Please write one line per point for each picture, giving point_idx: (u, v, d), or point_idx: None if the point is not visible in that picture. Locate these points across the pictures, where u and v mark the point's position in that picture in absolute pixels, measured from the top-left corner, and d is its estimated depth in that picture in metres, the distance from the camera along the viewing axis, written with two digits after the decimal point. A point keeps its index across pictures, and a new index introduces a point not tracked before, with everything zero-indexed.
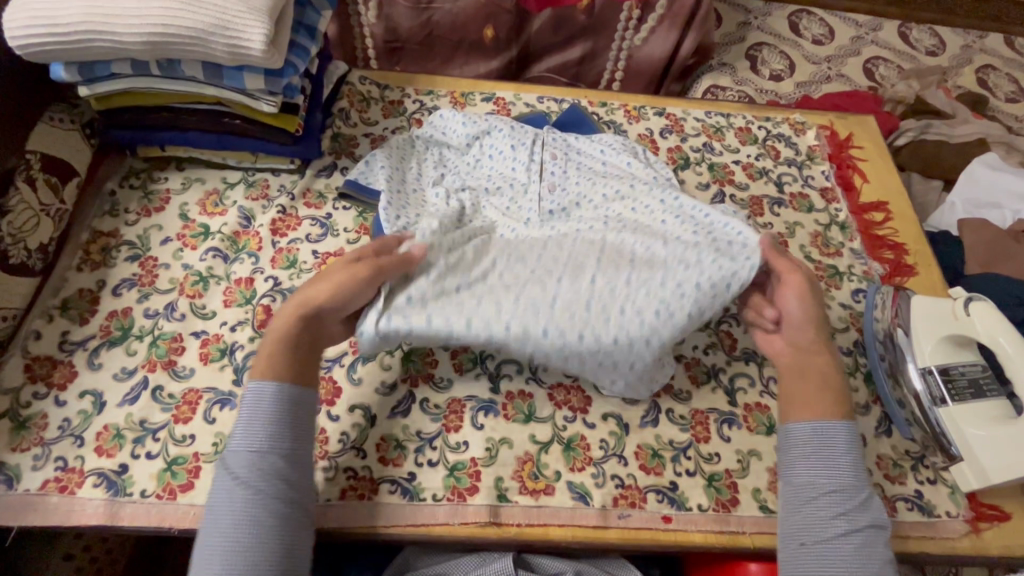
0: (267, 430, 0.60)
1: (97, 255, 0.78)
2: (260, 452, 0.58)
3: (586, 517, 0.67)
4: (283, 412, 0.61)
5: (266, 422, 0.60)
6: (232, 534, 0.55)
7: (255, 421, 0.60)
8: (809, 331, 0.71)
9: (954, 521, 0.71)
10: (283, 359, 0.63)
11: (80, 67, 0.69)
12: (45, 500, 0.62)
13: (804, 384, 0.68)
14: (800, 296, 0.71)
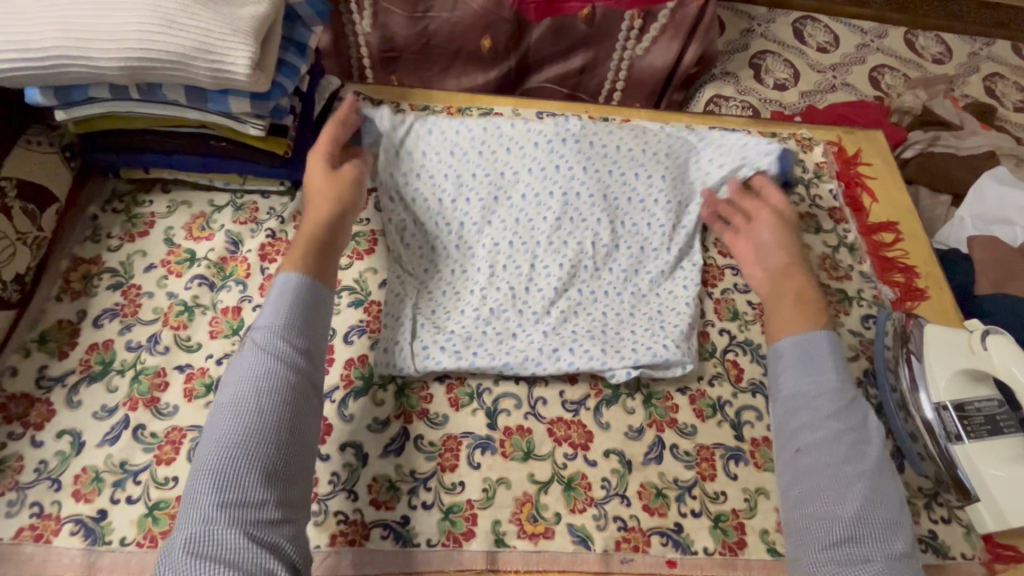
0: (264, 376, 0.56)
1: (78, 284, 0.74)
2: (260, 399, 0.55)
3: (587, 563, 0.64)
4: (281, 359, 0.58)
5: (264, 370, 0.56)
6: (215, 468, 0.50)
7: (254, 369, 0.56)
8: (779, 256, 0.78)
9: (969, 563, 0.68)
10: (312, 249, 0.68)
11: (56, 91, 0.65)
12: (19, 550, 0.59)
13: (795, 303, 0.72)
14: (773, 222, 0.80)
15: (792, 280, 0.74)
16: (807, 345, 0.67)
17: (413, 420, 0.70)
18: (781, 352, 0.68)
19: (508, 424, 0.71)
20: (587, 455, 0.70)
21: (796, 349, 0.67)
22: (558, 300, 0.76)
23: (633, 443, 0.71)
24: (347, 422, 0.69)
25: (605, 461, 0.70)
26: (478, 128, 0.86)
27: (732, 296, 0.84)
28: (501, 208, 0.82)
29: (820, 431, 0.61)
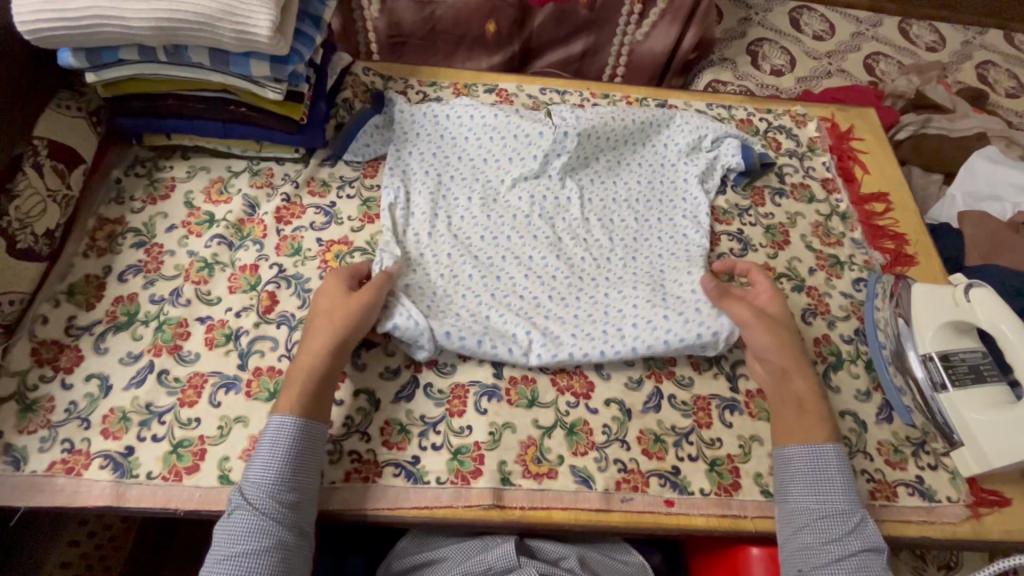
0: (286, 463, 0.60)
1: (103, 241, 0.78)
2: (279, 485, 0.59)
3: (588, 501, 0.67)
4: (303, 445, 0.62)
5: (287, 453, 0.61)
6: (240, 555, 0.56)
7: (276, 449, 0.61)
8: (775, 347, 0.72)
9: (954, 506, 0.71)
10: (299, 395, 0.64)
11: (88, 52, 0.69)
12: (52, 481, 0.62)
13: (799, 415, 0.69)
14: (765, 330, 0.72)
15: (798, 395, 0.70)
16: (813, 455, 0.66)
17: (423, 368, 0.74)
18: (787, 459, 0.67)
19: (514, 374, 0.74)
20: (589, 403, 0.73)
21: (803, 462, 0.66)
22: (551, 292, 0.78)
23: (632, 393, 0.74)
24: (360, 370, 0.73)
25: (605, 409, 0.73)
26: (476, 129, 0.90)
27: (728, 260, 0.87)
28: (500, 210, 0.84)
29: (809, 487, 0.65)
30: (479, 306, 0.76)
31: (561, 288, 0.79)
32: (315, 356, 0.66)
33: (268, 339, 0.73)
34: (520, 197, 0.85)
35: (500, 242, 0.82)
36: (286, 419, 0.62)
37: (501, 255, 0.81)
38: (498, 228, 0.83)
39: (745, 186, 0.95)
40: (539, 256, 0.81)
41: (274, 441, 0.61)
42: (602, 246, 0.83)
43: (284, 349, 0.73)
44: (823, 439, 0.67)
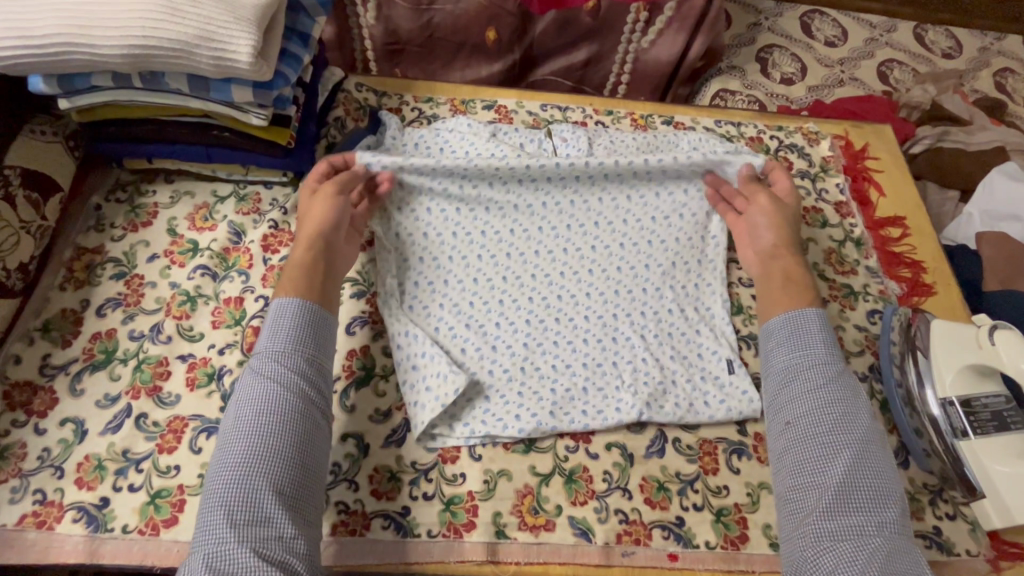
0: (294, 331, 0.63)
1: (81, 273, 0.75)
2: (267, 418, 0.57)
3: (588, 555, 0.64)
4: (307, 317, 0.64)
5: (291, 322, 0.63)
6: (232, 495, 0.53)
7: (282, 317, 0.63)
8: (771, 233, 0.78)
9: (974, 560, 0.67)
10: (305, 280, 0.67)
11: (59, 79, 0.65)
12: (22, 536, 0.59)
13: (776, 282, 0.74)
14: (766, 211, 0.79)
15: (782, 267, 0.75)
16: (795, 318, 0.69)
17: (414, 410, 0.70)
18: (771, 366, 0.68)
19: None
20: (588, 448, 0.69)
21: (787, 363, 0.66)
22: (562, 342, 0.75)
23: (635, 436, 0.71)
24: (349, 413, 0.69)
25: (606, 454, 0.69)
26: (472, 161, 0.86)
27: (737, 290, 0.83)
28: (498, 252, 0.81)
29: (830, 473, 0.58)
30: (482, 362, 0.72)
31: (568, 329, 0.76)
32: (304, 253, 0.69)
33: None
34: (515, 229, 0.83)
35: (501, 288, 0.78)
36: (287, 305, 0.64)
37: (500, 295, 0.78)
38: (494, 266, 0.80)
39: None
40: (544, 305, 0.77)
41: (280, 313, 0.64)
42: (607, 286, 0.79)
43: None
44: (801, 305, 0.70)
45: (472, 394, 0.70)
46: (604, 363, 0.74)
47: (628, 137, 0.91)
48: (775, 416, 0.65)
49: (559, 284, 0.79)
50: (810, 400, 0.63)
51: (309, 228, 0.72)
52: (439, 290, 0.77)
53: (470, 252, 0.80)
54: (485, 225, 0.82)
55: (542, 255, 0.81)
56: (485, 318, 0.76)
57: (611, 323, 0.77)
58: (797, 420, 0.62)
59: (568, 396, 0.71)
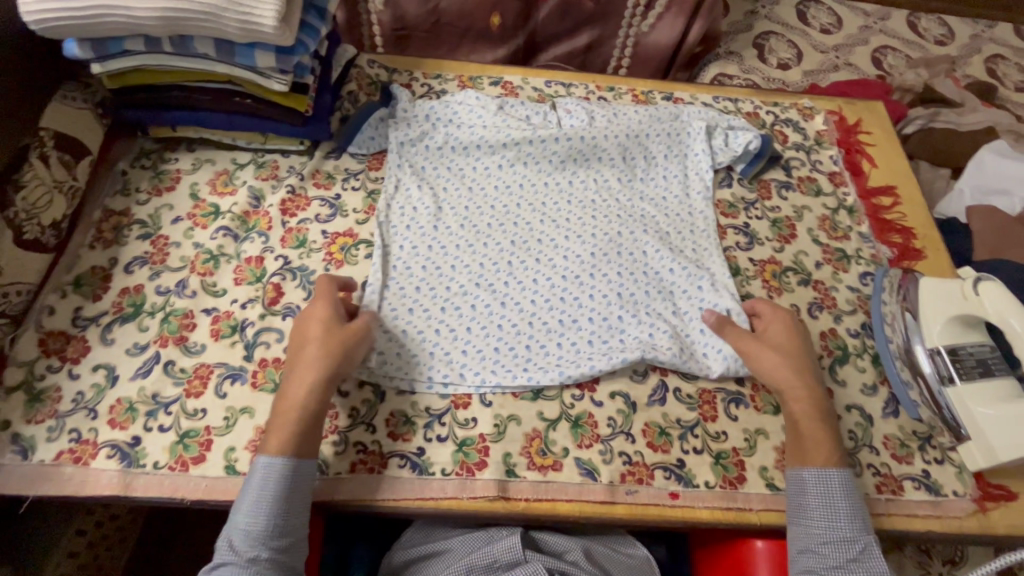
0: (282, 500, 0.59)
1: (109, 233, 0.78)
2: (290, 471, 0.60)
3: (593, 493, 0.67)
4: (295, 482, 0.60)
5: (274, 500, 0.59)
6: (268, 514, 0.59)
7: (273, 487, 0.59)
8: (789, 336, 0.74)
9: (960, 500, 0.71)
10: (290, 434, 0.62)
11: (94, 43, 0.69)
12: (60, 471, 0.63)
13: (801, 429, 0.69)
14: (790, 368, 0.71)
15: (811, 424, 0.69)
16: (829, 477, 0.65)
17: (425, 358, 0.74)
18: (802, 482, 0.66)
19: None
20: (593, 396, 0.73)
21: (817, 486, 0.64)
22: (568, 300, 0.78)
23: (638, 386, 0.74)
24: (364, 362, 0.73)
25: (611, 401, 0.73)
26: (479, 130, 0.89)
27: (734, 253, 0.87)
28: (504, 217, 0.84)
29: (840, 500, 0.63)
30: (491, 317, 0.76)
31: (574, 286, 0.79)
32: (302, 398, 0.63)
33: (273, 331, 0.73)
34: (521, 198, 0.87)
35: (509, 250, 0.81)
36: (275, 464, 0.60)
37: (507, 257, 0.81)
38: (502, 230, 0.83)
39: (752, 178, 0.94)
40: (550, 266, 0.80)
41: (267, 479, 0.59)
42: (610, 247, 0.82)
43: (289, 341, 0.73)
44: (828, 461, 0.66)
45: (481, 346, 0.73)
46: (608, 320, 0.76)
47: (628, 108, 0.94)
48: (800, 522, 0.64)
49: (564, 247, 0.82)
50: (838, 513, 0.63)
51: (299, 365, 0.65)
52: (450, 251, 0.80)
53: (478, 217, 0.84)
54: (493, 195, 0.86)
55: (548, 220, 0.85)
56: (493, 277, 0.79)
57: (616, 281, 0.79)
58: (823, 524, 0.63)
59: (574, 348, 0.74)
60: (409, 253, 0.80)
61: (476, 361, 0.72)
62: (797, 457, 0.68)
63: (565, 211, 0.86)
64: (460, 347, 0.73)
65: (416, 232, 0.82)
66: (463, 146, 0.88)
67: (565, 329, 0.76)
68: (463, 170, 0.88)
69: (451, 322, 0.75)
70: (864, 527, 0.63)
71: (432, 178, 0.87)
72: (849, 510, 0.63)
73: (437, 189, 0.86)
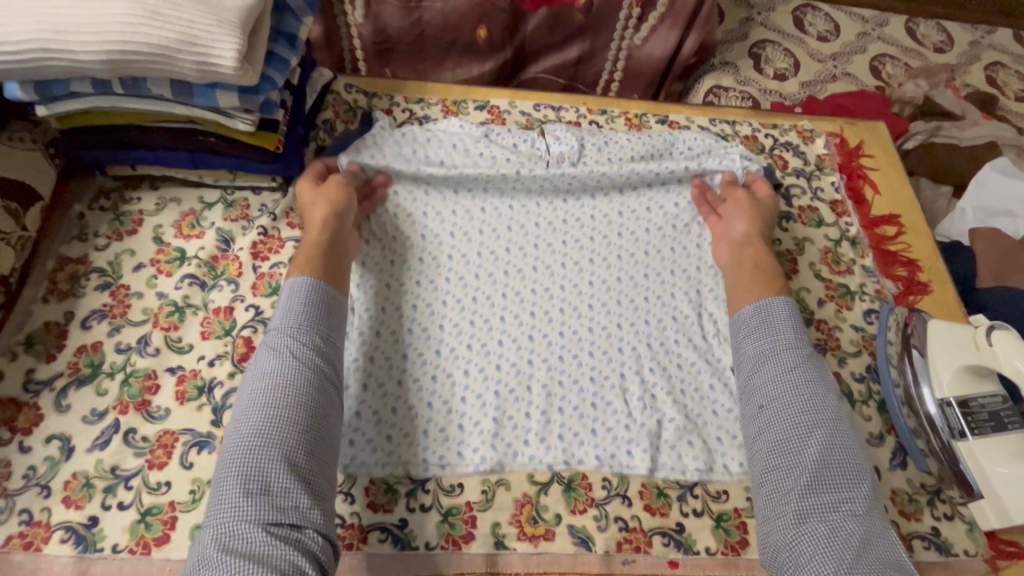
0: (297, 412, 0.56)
1: (65, 284, 0.73)
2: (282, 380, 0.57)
3: (588, 564, 0.63)
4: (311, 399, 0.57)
5: (265, 430, 0.54)
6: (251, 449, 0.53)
7: (283, 393, 0.56)
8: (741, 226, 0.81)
9: (972, 560, 0.68)
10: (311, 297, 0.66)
11: (36, 85, 0.63)
12: (8, 558, 0.58)
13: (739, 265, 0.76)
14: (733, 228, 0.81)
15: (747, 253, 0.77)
16: (793, 420, 0.61)
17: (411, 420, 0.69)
18: (760, 426, 0.62)
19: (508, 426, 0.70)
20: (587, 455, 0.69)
21: (775, 426, 0.61)
22: (564, 358, 0.74)
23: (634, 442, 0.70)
24: None
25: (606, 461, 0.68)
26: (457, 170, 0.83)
27: None
28: (493, 267, 0.80)
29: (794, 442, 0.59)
30: (486, 382, 0.71)
31: (572, 343, 0.75)
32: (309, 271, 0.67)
33: None
34: (511, 242, 0.82)
35: (502, 305, 0.77)
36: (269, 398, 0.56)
37: (500, 312, 0.76)
38: (492, 281, 0.79)
39: None
40: (545, 321, 0.76)
41: (280, 379, 0.57)
42: (607, 294, 0.79)
43: None
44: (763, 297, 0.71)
45: (478, 416, 0.69)
46: (607, 379, 0.73)
47: (623, 140, 0.89)
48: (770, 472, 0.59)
49: (558, 298, 0.78)
50: (800, 459, 0.58)
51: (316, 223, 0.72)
52: (437, 309, 0.76)
53: (464, 268, 0.79)
54: (483, 241, 0.81)
55: (541, 268, 0.80)
56: (485, 336, 0.74)
57: (615, 335, 0.76)
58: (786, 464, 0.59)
59: (577, 413, 0.70)
60: (396, 314, 0.75)
61: (475, 432, 0.68)
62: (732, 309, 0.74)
63: (561, 258, 0.81)
64: (456, 420, 0.69)
65: (400, 288, 0.77)
66: (450, 189, 0.84)
67: (565, 390, 0.72)
68: (445, 216, 0.83)
69: (444, 389, 0.71)
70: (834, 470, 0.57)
71: (419, 224, 0.82)
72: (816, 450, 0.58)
73: (420, 236, 0.81)
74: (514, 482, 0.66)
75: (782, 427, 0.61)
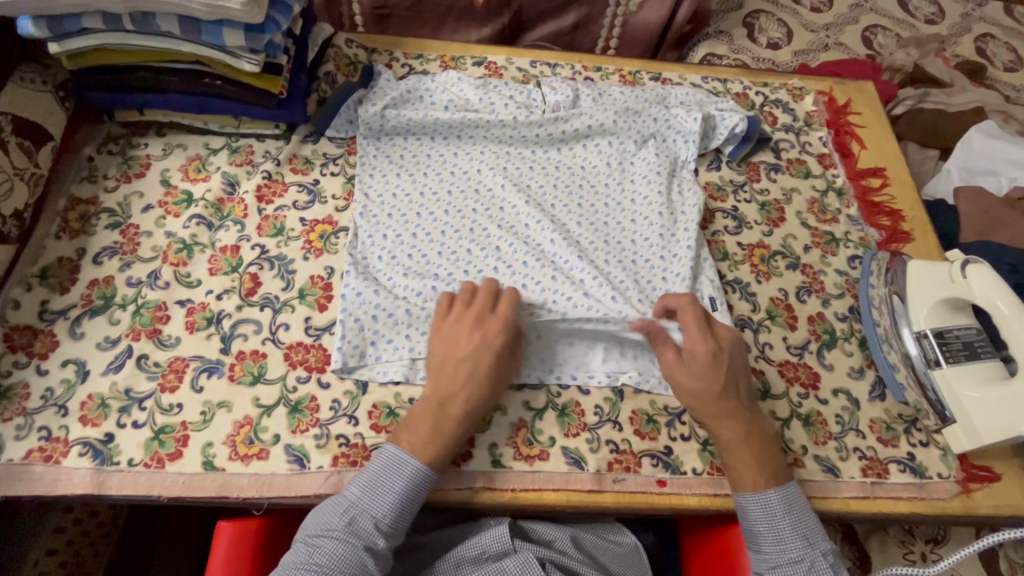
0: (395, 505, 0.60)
1: (76, 222, 0.75)
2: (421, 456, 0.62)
3: (580, 482, 0.67)
4: (415, 492, 0.61)
5: (404, 487, 0.60)
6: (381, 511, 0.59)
7: (395, 480, 0.61)
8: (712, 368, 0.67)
9: (944, 482, 0.71)
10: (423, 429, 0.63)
11: (49, 21, 0.68)
12: (29, 470, 0.61)
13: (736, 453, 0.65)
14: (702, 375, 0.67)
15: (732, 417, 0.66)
16: (768, 503, 0.63)
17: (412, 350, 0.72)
18: (745, 510, 0.65)
19: None
20: (580, 384, 0.72)
21: (759, 511, 0.64)
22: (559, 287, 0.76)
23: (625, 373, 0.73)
24: None
25: (598, 389, 0.72)
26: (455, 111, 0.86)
27: (722, 237, 0.85)
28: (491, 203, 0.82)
29: (767, 525, 0.63)
30: None
31: (566, 268, 0.77)
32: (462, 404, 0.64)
33: (251, 323, 0.71)
34: (506, 181, 0.84)
35: (498, 236, 0.79)
36: (406, 461, 0.61)
37: (495, 243, 0.78)
38: (489, 215, 0.81)
39: (740, 160, 0.93)
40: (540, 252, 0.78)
41: (387, 469, 0.61)
42: (599, 230, 0.81)
43: (268, 333, 0.71)
44: (761, 485, 0.64)
45: None
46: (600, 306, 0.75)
47: (617, 91, 0.92)
48: (753, 546, 0.65)
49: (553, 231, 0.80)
50: (782, 535, 0.63)
51: (459, 369, 0.65)
52: (436, 238, 0.78)
53: (461, 203, 0.82)
54: (479, 179, 0.84)
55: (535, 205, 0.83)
56: (482, 265, 0.77)
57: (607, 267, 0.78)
58: (773, 550, 0.63)
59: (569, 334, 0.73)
60: (394, 242, 0.77)
61: None
62: (733, 480, 0.66)
63: (554, 194, 0.84)
64: None
65: (401, 219, 0.79)
66: (448, 129, 0.86)
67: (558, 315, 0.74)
68: (443, 156, 0.86)
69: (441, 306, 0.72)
70: (812, 543, 0.63)
71: (417, 164, 0.85)
72: (793, 528, 0.63)
73: (418, 173, 0.83)
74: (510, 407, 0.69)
75: (759, 512, 0.64)
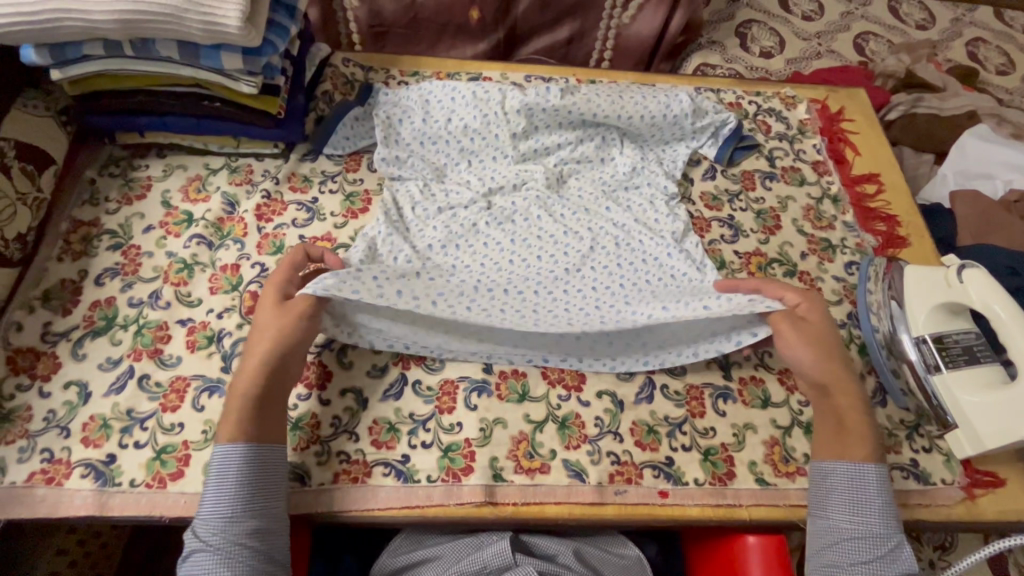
0: (251, 491, 0.58)
1: (78, 244, 0.76)
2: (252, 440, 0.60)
3: (582, 494, 0.66)
4: (258, 475, 0.59)
5: (242, 479, 0.58)
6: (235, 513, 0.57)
7: (235, 477, 0.58)
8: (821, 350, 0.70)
9: (949, 488, 0.71)
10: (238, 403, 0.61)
11: (52, 49, 0.69)
12: (32, 492, 0.61)
13: (839, 430, 0.67)
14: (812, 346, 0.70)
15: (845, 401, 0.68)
16: (856, 476, 0.63)
17: (411, 365, 0.72)
18: (826, 475, 0.65)
19: (503, 368, 0.72)
20: (580, 396, 0.72)
21: (847, 479, 0.63)
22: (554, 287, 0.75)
23: (624, 384, 0.73)
24: (346, 368, 0.71)
25: (597, 401, 0.71)
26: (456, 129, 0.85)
27: (719, 246, 0.86)
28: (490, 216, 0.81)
29: (855, 504, 0.62)
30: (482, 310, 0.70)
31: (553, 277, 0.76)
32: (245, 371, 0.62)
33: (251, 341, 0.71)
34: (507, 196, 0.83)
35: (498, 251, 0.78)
36: (234, 452, 0.59)
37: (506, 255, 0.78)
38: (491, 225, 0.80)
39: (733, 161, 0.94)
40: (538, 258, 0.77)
41: (225, 469, 0.58)
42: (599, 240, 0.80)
43: None
44: (864, 458, 0.64)
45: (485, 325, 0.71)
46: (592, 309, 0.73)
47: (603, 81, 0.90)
48: (822, 516, 0.64)
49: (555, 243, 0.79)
50: (871, 510, 0.62)
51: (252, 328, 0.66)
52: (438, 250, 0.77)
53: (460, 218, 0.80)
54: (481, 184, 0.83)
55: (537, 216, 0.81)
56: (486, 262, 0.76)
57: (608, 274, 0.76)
58: (852, 521, 0.62)
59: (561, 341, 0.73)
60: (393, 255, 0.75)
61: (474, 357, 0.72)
62: (833, 450, 0.66)
63: (557, 200, 0.83)
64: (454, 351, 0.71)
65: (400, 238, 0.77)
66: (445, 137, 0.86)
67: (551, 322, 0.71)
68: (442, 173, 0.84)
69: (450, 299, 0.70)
70: (891, 527, 0.62)
71: (423, 176, 0.84)
72: (877, 509, 0.62)
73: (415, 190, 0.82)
74: (509, 421, 0.69)
75: (844, 485, 0.63)
